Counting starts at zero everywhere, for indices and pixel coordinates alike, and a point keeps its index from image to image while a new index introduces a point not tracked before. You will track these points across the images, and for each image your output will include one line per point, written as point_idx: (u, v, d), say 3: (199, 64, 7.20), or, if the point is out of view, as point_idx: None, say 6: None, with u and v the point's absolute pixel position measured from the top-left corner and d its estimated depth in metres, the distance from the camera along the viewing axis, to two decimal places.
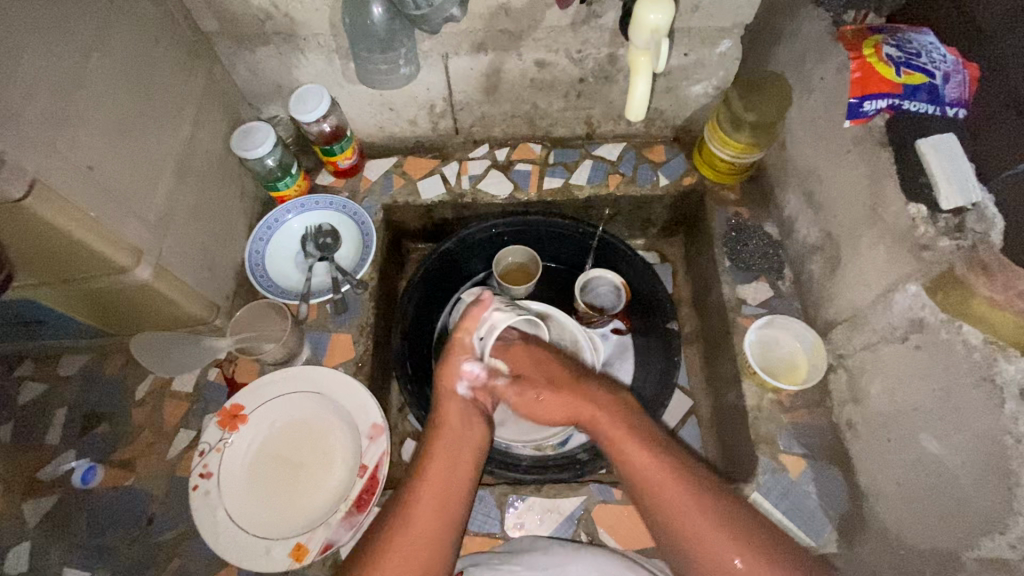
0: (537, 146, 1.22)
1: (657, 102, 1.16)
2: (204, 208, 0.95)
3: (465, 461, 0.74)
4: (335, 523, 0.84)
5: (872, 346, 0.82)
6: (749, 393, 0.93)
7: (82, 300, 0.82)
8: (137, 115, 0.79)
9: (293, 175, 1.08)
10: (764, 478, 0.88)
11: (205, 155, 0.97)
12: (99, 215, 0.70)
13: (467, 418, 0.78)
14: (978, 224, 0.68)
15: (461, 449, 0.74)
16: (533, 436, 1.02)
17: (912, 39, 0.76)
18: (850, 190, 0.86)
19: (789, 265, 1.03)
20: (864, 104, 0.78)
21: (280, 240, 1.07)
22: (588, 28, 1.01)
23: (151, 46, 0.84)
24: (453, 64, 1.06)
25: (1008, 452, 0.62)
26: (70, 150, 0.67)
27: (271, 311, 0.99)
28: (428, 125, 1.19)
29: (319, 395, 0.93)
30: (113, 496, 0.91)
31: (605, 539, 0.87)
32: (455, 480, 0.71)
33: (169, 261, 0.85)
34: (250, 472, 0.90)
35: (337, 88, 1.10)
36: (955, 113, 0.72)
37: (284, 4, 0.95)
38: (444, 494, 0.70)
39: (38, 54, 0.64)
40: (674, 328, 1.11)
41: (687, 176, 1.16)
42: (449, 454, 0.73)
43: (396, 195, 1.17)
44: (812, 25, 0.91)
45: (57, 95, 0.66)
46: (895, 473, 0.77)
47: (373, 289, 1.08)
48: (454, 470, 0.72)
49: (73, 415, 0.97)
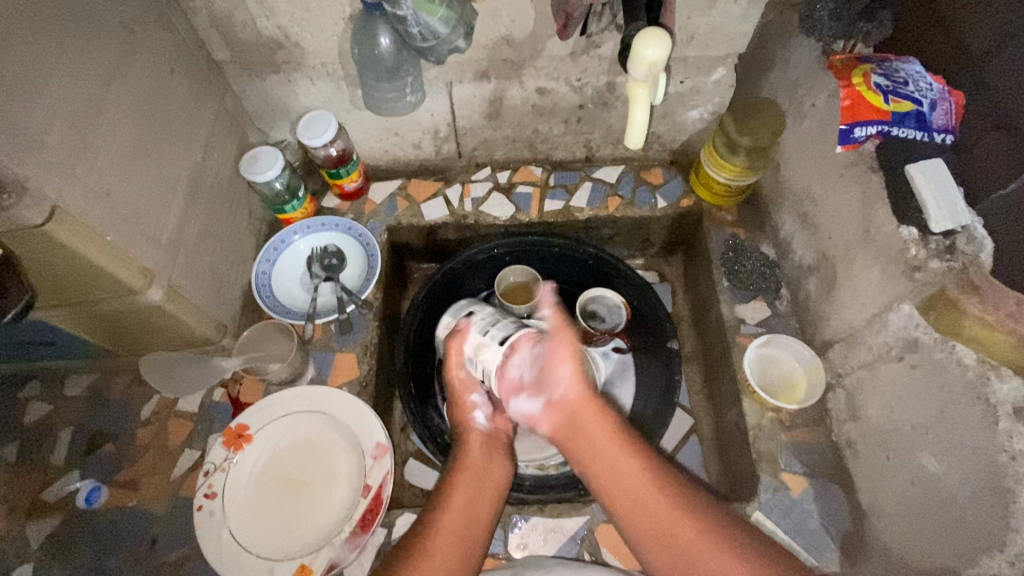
0: (538, 169, 1.25)
1: (655, 127, 1.19)
2: (213, 230, 0.97)
3: (490, 497, 0.76)
4: (340, 543, 0.85)
5: (868, 364, 0.84)
6: (749, 411, 0.94)
7: (92, 321, 0.83)
8: (151, 142, 0.81)
9: (300, 198, 1.11)
10: (765, 497, 0.88)
11: (215, 178, 0.99)
12: (114, 239, 0.72)
13: (488, 454, 0.82)
14: (969, 246, 0.70)
15: (485, 482, 0.77)
16: (537, 456, 1.05)
17: (899, 69, 0.79)
18: (843, 213, 0.88)
19: (786, 284, 1.05)
20: (854, 131, 0.81)
21: (286, 261, 1.09)
22: (588, 56, 1.04)
23: (167, 75, 0.87)
24: (457, 90, 1.10)
25: (1004, 469, 0.63)
26: (89, 178, 0.69)
27: (278, 333, 1.01)
28: (432, 149, 1.22)
29: (324, 414, 0.95)
30: (116, 516, 0.91)
31: (608, 559, 0.88)
32: (476, 509, 0.73)
33: (179, 282, 0.86)
34: (254, 491, 0.90)
35: (344, 114, 1.13)
36: (942, 138, 0.75)
37: (294, 35, 0.98)
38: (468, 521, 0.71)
39: (62, 84, 0.67)
40: (676, 347, 1.13)
41: (685, 198, 1.19)
42: (473, 488, 0.75)
43: (399, 217, 1.19)
44: (803, 54, 0.95)
45: (77, 124, 0.68)
46: (894, 491, 0.78)
47: (377, 309, 1.09)
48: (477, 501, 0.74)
49: (78, 434, 0.97)
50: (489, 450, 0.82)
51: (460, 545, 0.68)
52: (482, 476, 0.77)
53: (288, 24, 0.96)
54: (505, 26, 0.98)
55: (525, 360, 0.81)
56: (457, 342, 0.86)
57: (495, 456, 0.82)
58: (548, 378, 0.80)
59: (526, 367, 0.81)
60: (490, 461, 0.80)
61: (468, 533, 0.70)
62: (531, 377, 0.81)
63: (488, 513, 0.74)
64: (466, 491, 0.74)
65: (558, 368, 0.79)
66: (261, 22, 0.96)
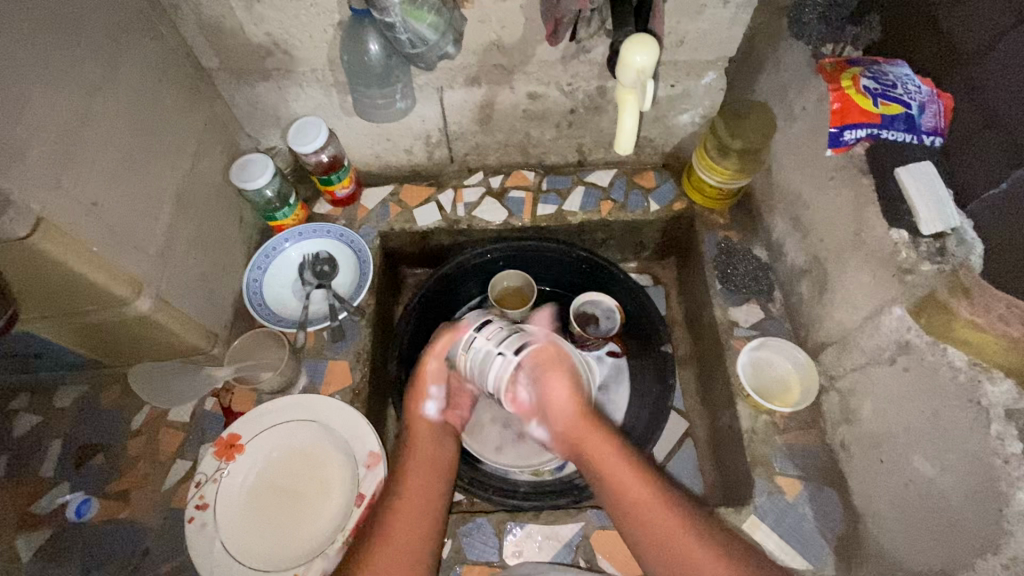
0: (530, 173, 1.25)
1: (647, 131, 1.19)
2: (204, 239, 0.97)
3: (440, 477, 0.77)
4: (333, 553, 0.84)
5: (861, 367, 0.84)
6: (744, 415, 0.94)
7: (81, 332, 0.82)
8: (139, 152, 0.81)
9: (291, 205, 1.10)
10: (761, 501, 0.88)
11: (205, 186, 0.98)
12: (102, 250, 0.72)
13: (437, 439, 0.83)
14: (959, 249, 0.70)
15: (436, 467, 0.78)
16: (532, 461, 1.05)
17: (888, 72, 0.79)
18: (834, 215, 0.88)
19: (779, 287, 1.05)
20: (844, 133, 0.82)
21: (277, 268, 1.09)
22: (578, 61, 1.04)
23: (154, 83, 0.86)
24: (448, 96, 1.09)
25: (997, 472, 0.63)
26: (75, 189, 0.68)
27: (270, 341, 1.01)
28: (424, 154, 1.22)
29: (316, 423, 0.94)
30: (107, 529, 0.90)
31: (603, 566, 0.87)
32: (429, 492, 0.74)
33: (169, 291, 0.86)
34: (246, 502, 0.89)
35: (335, 120, 1.13)
36: (931, 141, 0.76)
37: (283, 42, 0.98)
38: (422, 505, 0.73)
39: (48, 95, 0.66)
40: (669, 350, 1.12)
41: (677, 202, 1.19)
42: (424, 473, 0.76)
43: (392, 223, 1.18)
44: (793, 57, 0.95)
45: (62, 135, 0.67)
46: (888, 493, 0.78)
47: (370, 316, 1.09)
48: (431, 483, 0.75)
49: (68, 446, 0.96)
50: (438, 435, 0.83)
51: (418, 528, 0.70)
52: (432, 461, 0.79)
53: (278, 31, 0.96)
54: (495, 32, 0.98)
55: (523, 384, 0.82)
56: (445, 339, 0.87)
57: (443, 442, 0.83)
58: (549, 402, 0.80)
59: (527, 390, 0.82)
60: (438, 445, 0.82)
61: (424, 527, 0.70)
62: (533, 401, 0.82)
63: (438, 498, 0.75)
64: (418, 476, 0.75)
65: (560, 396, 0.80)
66: (250, 30, 0.95)
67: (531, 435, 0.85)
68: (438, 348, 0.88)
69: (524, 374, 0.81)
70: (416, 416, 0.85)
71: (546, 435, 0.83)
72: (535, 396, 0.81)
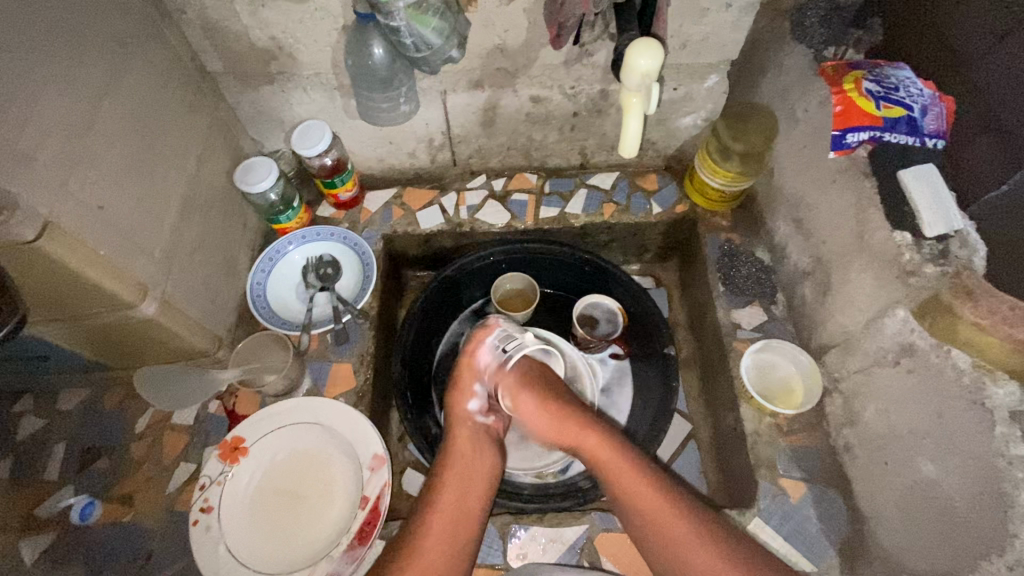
0: (533, 175, 1.25)
1: (649, 134, 1.20)
2: (208, 243, 0.97)
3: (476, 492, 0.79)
4: (337, 556, 0.84)
5: (865, 369, 0.84)
6: (748, 417, 0.94)
7: (86, 335, 0.83)
8: (145, 155, 0.81)
9: (295, 208, 1.11)
10: (765, 503, 0.88)
11: (210, 190, 0.99)
12: (108, 253, 0.72)
13: (478, 445, 0.85)
14: (962, 250, 0.71)
15: (474, 480, 0.80)
16: (535, 464, 1.04)
17: (890, 75, 0.80)
18: (837, 217, 0.89)
19: (782, 289, 1.05)
20: (846, 137, 0.82)
21: (282, 271, 1.09)
22: (581, 65, 1.05)
23: (159, 87, 0.87)
24: (451, 99, 1.10)
25: (1001, 474, 0.63)
26: (81, 193, 0.69)
27: (275, 343, 1.01)
28: (427, 157, 1.22)
29: (319, 425, 0.94)
30: (111, 532, 0.90)
31: (608, 567, 0.87)
32: (466, 506, 0.77)
33: (174, 295, 0.86)
34: (251, 505, 0.89)
35: (338, 123, 1.13)
36: (933, 143, 0.76)
37: (287, 46, 0.98)
38: (458, 516, 0.75)
39: (54, 99, 0.66)
40: (672, 352, 1.11)
41: (679, 204, 1.19)
42: (462, 484, 0.79)
43: (395, 225, 1.19)
44: (795, 61, 0.95)
45: (68, 140, 0.68)
46: (893, 495, 0.78)
47: (374, 319, 1.09)
48: (466, 498, 0.77)
49: (71, 449, 0.96)
50: (477, 443, 0.86)
51: (449, 540, 0.73)
52: (470, 474, 0.81)
53: (282, 35, 0.96)
54: (498, 36, 0.98)
55: (555, 374, 0.87)
56: (474, 345, 0.94)
57: (484, 450, 0.85)
58: (554, 390, 0.89)
59: (526, 366, 0.92)
60: (479, 455, 0.84)
61: (457, 531, 0.74)
62: (567, 387, 0.87)
63: (474, 512, 0.77)
64: (454, 487, 0.78)
65: (592, 391, 0.85)
66: (254, 33, 0.96)
67: (538, 410, 0.86)
68: (473, 349, 0.94)
69: (554, 364, 0.88)
70: (460, 418, 0.89)
71: (558, 414, 0.84)
72: (537, 374, 0.91)
